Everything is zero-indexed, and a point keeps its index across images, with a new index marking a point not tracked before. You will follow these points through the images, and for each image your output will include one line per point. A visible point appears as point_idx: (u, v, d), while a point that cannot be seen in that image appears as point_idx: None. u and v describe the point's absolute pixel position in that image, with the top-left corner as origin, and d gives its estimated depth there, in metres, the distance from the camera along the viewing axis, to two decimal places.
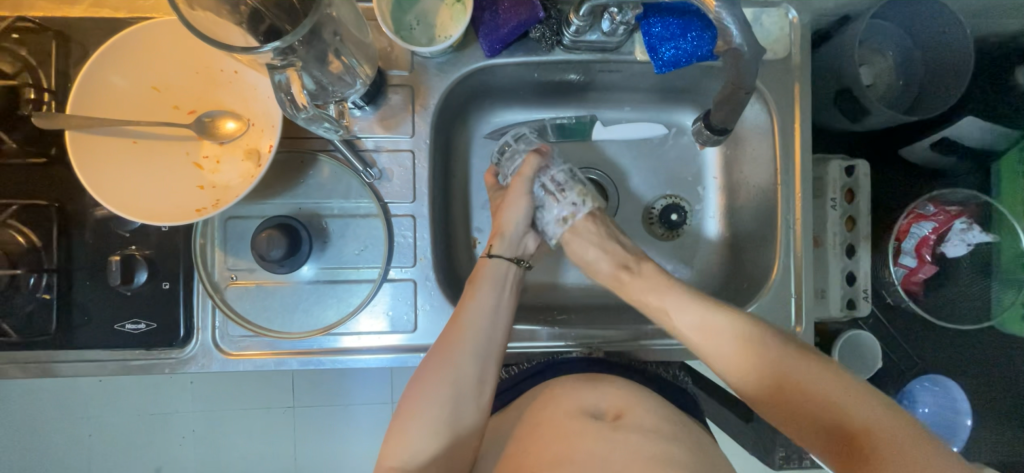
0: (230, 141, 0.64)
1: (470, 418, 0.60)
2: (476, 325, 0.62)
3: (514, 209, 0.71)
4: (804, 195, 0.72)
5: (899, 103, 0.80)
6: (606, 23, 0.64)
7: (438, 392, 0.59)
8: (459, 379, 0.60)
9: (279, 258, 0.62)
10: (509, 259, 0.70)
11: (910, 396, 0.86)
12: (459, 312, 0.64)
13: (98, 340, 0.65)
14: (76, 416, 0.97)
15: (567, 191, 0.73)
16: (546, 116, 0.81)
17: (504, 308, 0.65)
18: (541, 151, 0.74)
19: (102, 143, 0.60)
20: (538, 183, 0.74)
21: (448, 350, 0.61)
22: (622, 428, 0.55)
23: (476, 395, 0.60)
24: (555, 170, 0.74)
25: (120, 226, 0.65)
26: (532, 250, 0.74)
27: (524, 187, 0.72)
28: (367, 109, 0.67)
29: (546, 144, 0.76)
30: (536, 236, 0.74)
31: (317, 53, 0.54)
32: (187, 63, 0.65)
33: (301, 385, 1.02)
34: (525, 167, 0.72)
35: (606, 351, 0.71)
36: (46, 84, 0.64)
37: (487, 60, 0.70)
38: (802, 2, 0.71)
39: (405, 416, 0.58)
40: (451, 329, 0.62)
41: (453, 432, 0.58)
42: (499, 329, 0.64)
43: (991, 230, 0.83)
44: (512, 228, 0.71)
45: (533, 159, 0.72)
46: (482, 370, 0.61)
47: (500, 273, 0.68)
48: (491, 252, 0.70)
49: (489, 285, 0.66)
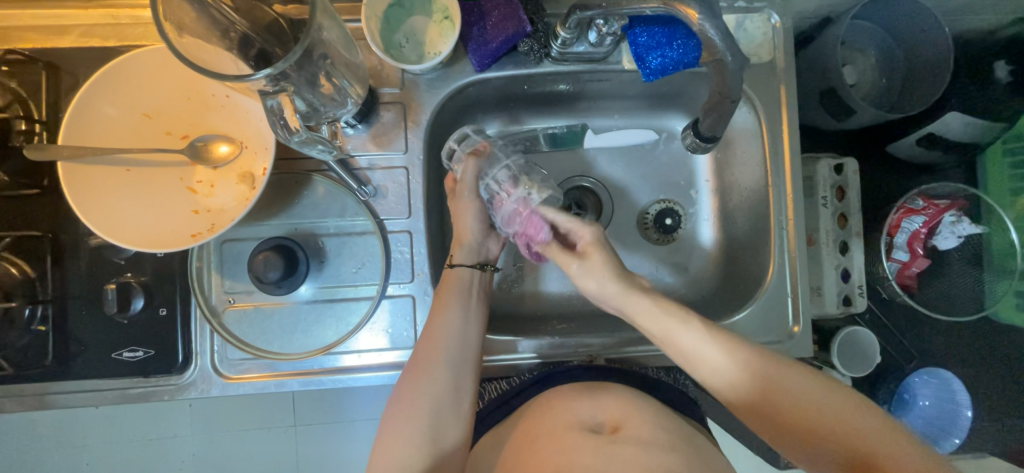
0: (224, 164, 0.64)
1: (453, 431, 0.60)
2: (446, 338, 0.62)
3: (462, 215, 0.70)
4: (795, 195, 0.72)
5: (882, 101, 0.81)
6: (593, 34, 0.65)
7: (415, 408, 0.59)
8: (433, 394, 0.60)
9: (277, 279, 0.61)
10: (471, 265, 0.69)
11: (909, 390, 0.88)
12: (429, 327, 0.63)
13: (96, 369, 0.64)
14: (75, 445, 0.96)
15: (515, 186, 0.66)
16: (535, 127, 0.82)
17: (474, 318, 0.65)
18: (478, 151, 0.69)
19: (95, 172, 0.60)
20: (483, 184, 0.69)
21: (421, 366, 0.61)
22: (621, 440, 0.55)
23: (454, 408, 0.60)
24: (497, 170, 0.68)
25: (115, 253, 0.65)
26: (495, 251, 0.72)
27: (468, 192, 0.69)
28: (360, 128, 0.68)
29: (485, 142, 0.70)
30: (497, 239, 0.72)
31: (309, 76, 0.55)
32: (179, 88, 0.65)
33: (302, 404, 1.01)
34: (463, 173, 0.69)
35: (606, 358, 0.71)
36: (38, 115, 0.64)
37: (477, 74, 0.70)
38: (783, 7, 0.72)
39: (386, 435, 0.59)
40: (422, 345, 0.62)
41: (438, 445, 0.58)
42: (471, 339, 0.64)
43: (980, 223, 0.85)
44: (468, 235, 0.69)
45: (469, 164, 0.68)
46: (456, 383, 0.61)
47: (465, 285, 0.67)
48: (453, 262, 0.68)
49: (457, 296, 0.65)
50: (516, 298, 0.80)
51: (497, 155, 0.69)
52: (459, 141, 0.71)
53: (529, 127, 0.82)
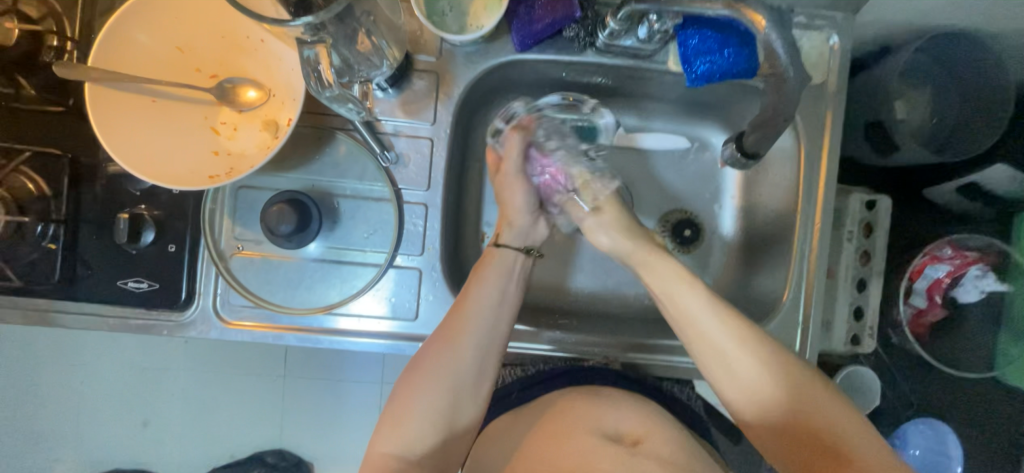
0: (250, 109, 0.63)
1: (469, 412, 0.59)
2: (481, 318, 0.60)
3: (515, 192, 0.69)
4: (824, 226, 0.70)
5: (928, 142, 0.78)
6: (643, 30, 0.62)
7: (435, 385, 0.58)
8: (457, 374, 0.58)
9: (287, 233, 0.61)
10: (518, 249, 0.67)
11: (903, 436, 0.90)
12: (463, 298, 0.62)
13: (101, 294, 0.65)
14: (73, 362, 0.98)
15: (569, 166, 0.71)
16: (591, 120, 0.73)
17: (510, 300, 0.63)
18: (523, 125, 0.70)
19: (123, 99, 0.60)
20: (530, 164, 0.71)
21: (448, 341, 0.59)
22: (641, 454, 0.55)
23: (474, 392, 0.59)
24: (542, 141, 0.71)
25: (132, 184, 0.64)
26: (543, 235, 0.70)
27: (515, 167, 0.70)
28: (390, 92, 0.66)
29: (530, 117, 0.71)
30: (546, 222, 0.72)
31: (348, 31, 0.56)
32: (214, 26, 0.63)
33: (295, 356, 1.02)
34: (508, 146, 0.70)
35: (622, 362, 0.71)
36: (70, 33, 0.63)
37: (516, 54, 0.68)
38: (845, 29, 0.69)
39: (400, 404, 0.57)
40: (453, 317, 0.61)
41: (451, 426, 0.58)
42: (502, 321, 0.62)
43: (1005, 279, 0.78)
44: (517, 215, 0.69)
45: (515, 137, 0.70)
46: (483, 363, 0.60)
47: (507, 263, 0.65)
48: (499, 242, 0.67)
49: (496, 276, 0.63)
50: (524, 288, 0.78)
51: (541, 131, 0.71)
52: (506, 120, 0.72)
53: (542, 103, 0.72)
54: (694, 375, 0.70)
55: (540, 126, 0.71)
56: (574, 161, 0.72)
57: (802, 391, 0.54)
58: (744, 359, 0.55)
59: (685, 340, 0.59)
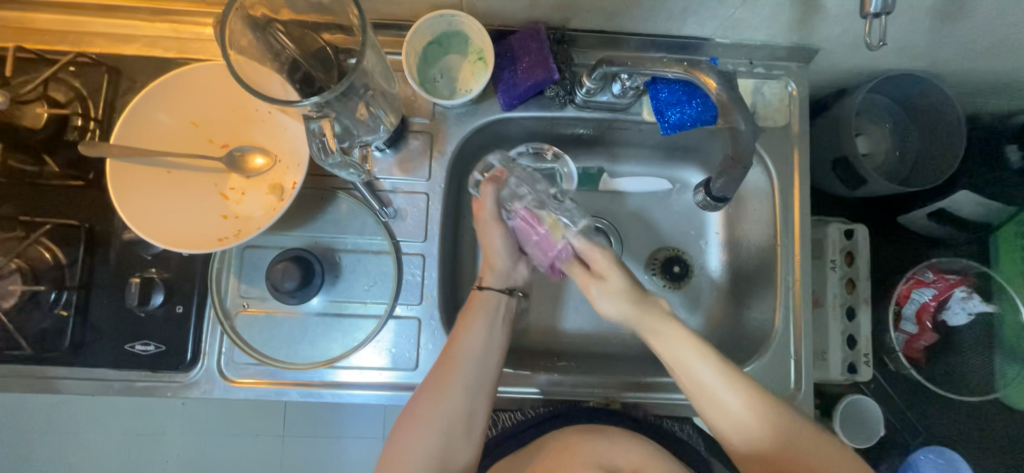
0: (257, 175, 0.68)
1: (463, 454, 0.60)
2: (468, 361, 0.62)
3: (492, 241, 0.69)
4: (803, 259, 0.74)
5: (893, 173, 0.82)
6: (616, 86, 0.69)
7: (428, 428, 0.60)
8: (449, 416, 0.60)
9: (292, 289, 0.64)
10: (501, 289, 0.69)
11: (914, 467, 0.84)
12: (451, 342, 0.63)
13: (107, 358, 0.66)
14: (69, 431, 0.97)
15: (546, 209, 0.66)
16: (552, 165, 0.77)
17: (497, 341, 0.65)
18: (496, 176, 0.69)
19: (141, 171, 0.64)
20: (507, 211, 0.69)
21: (439, 386, 0.61)
22: None
23: (466, 434, 0.61)
24: (514, 190, 0.69)
25: (144, 249, 0.68)
26: (525, 275, 0.71)
27: (490, 215, 0.69)
28: (387, 152, 0.71)
29: (502, 168, 0.70)
30: (528, 263, 0.71)
31: (349, 105, 0.61)
32: (225, 102, 0.69)
33: (294, 414, 1.01)
34: (483, 198, 0.69)
35: (622, 401, 0.71)
36: (93, 114, 0.69)
37: (503, 113, 0.74)
38: (801, 78, 0.75)
39: (396, 449, 0.59)
40: (443, 361, 0.62)
41: (446, 468, 0.59)
42: (490, 364, 0.63)
43: (991, 301, 0.84)
44: (499, 260, 0.69)
45: (488, 189, 0.68)
46: (473, 405, 0.61)
47: (492, 305, 0.67)
48: (483, 285, 0.68)
49: (482, 317, 0.65)
50: (521, 331, 0.79)
51: (513, 179, 0.69)
52: (483, 170, 0.74)
53: (515, 155, 0.76)
54: (693, 411, 0.71)
55: (513, 174, 0.70)
56: (545, 205, 0.66)
57: (786, 423, 0.56)
58: (729, 393, 0.56)
59: (686, 391, 0.59)
